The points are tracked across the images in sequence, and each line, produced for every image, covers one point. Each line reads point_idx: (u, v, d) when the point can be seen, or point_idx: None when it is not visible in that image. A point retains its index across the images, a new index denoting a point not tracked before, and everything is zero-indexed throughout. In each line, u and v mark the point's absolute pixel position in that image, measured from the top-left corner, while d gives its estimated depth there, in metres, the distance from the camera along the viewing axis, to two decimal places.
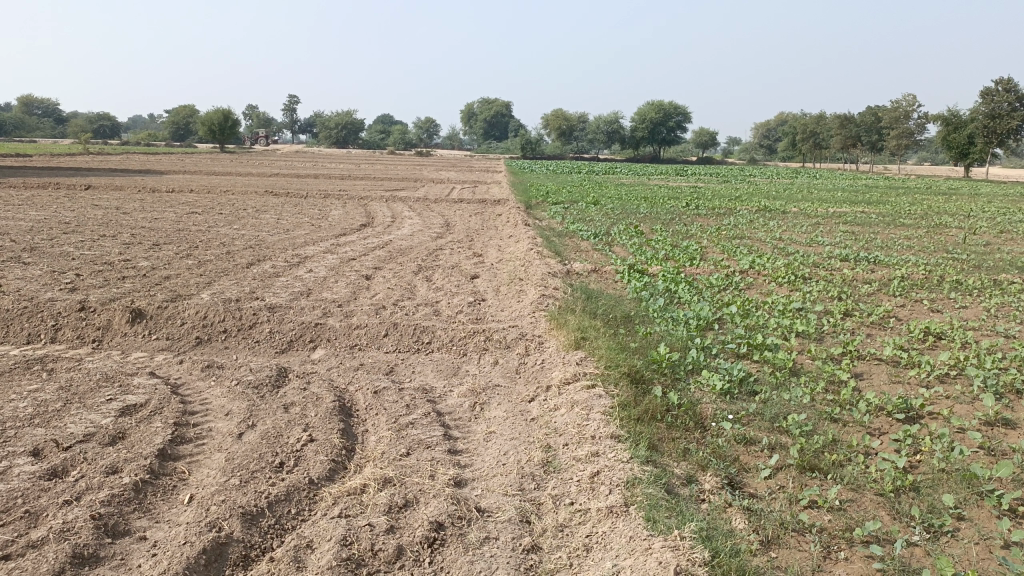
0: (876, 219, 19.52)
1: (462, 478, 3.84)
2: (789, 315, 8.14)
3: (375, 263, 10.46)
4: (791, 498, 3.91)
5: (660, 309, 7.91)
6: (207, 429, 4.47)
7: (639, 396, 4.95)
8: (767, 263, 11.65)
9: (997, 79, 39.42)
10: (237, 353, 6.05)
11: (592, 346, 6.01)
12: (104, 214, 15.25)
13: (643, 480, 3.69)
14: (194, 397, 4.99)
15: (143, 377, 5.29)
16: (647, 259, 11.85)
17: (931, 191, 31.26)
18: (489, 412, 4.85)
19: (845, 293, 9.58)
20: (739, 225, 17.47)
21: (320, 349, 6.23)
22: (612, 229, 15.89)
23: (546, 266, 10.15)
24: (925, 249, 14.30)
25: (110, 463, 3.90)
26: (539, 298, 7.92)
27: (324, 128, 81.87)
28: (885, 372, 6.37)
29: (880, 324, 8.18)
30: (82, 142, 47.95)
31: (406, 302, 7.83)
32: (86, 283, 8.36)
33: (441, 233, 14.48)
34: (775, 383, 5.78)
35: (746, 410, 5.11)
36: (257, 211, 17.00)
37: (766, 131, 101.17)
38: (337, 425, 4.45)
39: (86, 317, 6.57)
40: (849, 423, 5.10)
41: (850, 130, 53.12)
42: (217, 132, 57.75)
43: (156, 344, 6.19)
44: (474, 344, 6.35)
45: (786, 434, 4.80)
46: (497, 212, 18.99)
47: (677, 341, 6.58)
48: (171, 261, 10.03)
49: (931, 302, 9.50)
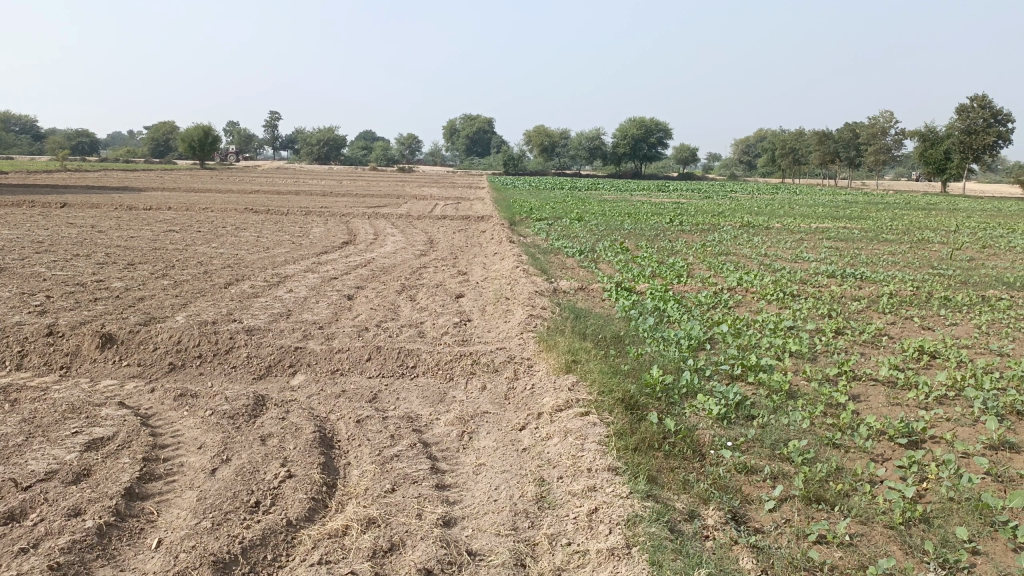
0: (859, 235, 19.55)
1: (451, 517, 3.60)
2: (782, 334, 7.98)
3: (357, 283, 10.21)
4: (799, 533, 3.71)
5: (650, 329, 7.72)
6: (178, 465, 4.21)
7: (635, 423, 4.74)
8: (755, 280, 11.52)
9: (972, 96, 39.92)
10: (213, 380, 5.78)
11: (583, 370, 5.80)
12: (78, 233, 14.87)
13: (644, 518, 3.48)
14: (166, 429, 4.72)
15: (112, 408, 5.00)
16: (634, 276, 11.69)
17: (911, 206, 31.47)
18: (478, 442, 4.63)
19: (835, 311, 9.44)
20: (723, 241, 17.39)
21: (300, 374, 5.98)
22: (597, 245, 15.74)
23: (532, 285, 9.95)
24: (910, 265, 14.27)
25: (72, 504, 3.62)
26: (526, 319, 7.71)
27: (305, 145, 81.52)
28: (883, 393, 6.21)
29: (873, 343, 8.04)
30: (59, 159, 47.30)
31: (390, 324, 7.59)
32: (56, 305, 8.03)
33: (424, 251, 14.26)
34: (773, 406, 5.59)
35: (744, 436, 4.91)
36: (236, 229, 16.68)
37: (746, 147, 101.98)
38: (318, 458, 4.20)
39: (54, 342, 6.27)
40: (851, 450, 4.92)
41: (829, 146, 53.59)
42: (197, 149, 57.26)
43: (127, 371, 5.90)
44: (461, 368, 6.12)
45: (789, 462, 4.61)
46: (480, 229, 18.80)
47: (669, 362, 6.39)
48: (146, 282, 9.72)
49: (922, 319, 9.39)
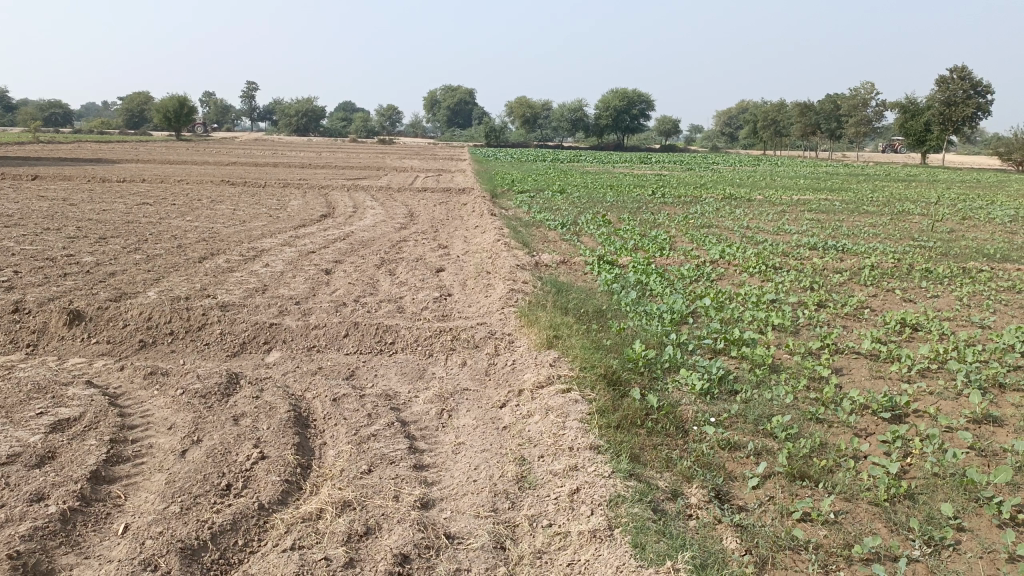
0: (840, 207, 19.53)
1: (429, 499, 3.51)
2: (764, 307, 7.94)
3: (335, 257, 10.03)
4: (783, 511, 3.66)
5: (633, 302, 7.63)
6: (147, 447, 4.07)
7: (617, 400, 4.66)
8: (737, 253, 11.44)
9: (951, 67, 39.92)
10: (185, 358, 5.63)
11: (564, 345, 5.70)
12: (49, 206, 14.49)
13: (628, 499, 3.40)
14: (135, 409, 4.57)
15: (79, 387, 4.83)
16: (616, 249, 11.57)
17: (891, 178, 31.57)
18: (458, 420, 4.53)
19: (817, 283, 9.40)
20: (705, 213, 17.32)
21: (276, 351, 5.84)
22: (579, 218, 15.57)
23: (514, 258, 9.80)
24: (891, 237, 14.28)
25: (34, 489, 3.47)
26: (508, 293, 7.59)
27: (284, 115, 80.28)
28: (866, 367, 6.18)
29: (855, 315, 8.01)
30: (31, 130, 46.20)
31: (368, 299, 7.44)
32: (23, 280, 7.79)
33: (404, 224, 14.06)
34: (756, 381, 5.53)
35: (727, 412, 4.85)
36: (212, 202, 16.35)
37: (728, 118, 101.55)
38: (292, 439, 4.08)
39: (20, 320, 6.07)
40: (834, 424, 4.89)
41: (810, 118, 53.56)
42: (173, 121, 56.23)
43: (96, 349, 5.73)
44: (440, 344, 6.00)
45: (772, 438, 4.56)
46: (462, 202, 18.56)
47: (652, 337, 6.31)
48: (118, 256, 9.47)
49: (904, 291, 9.37)
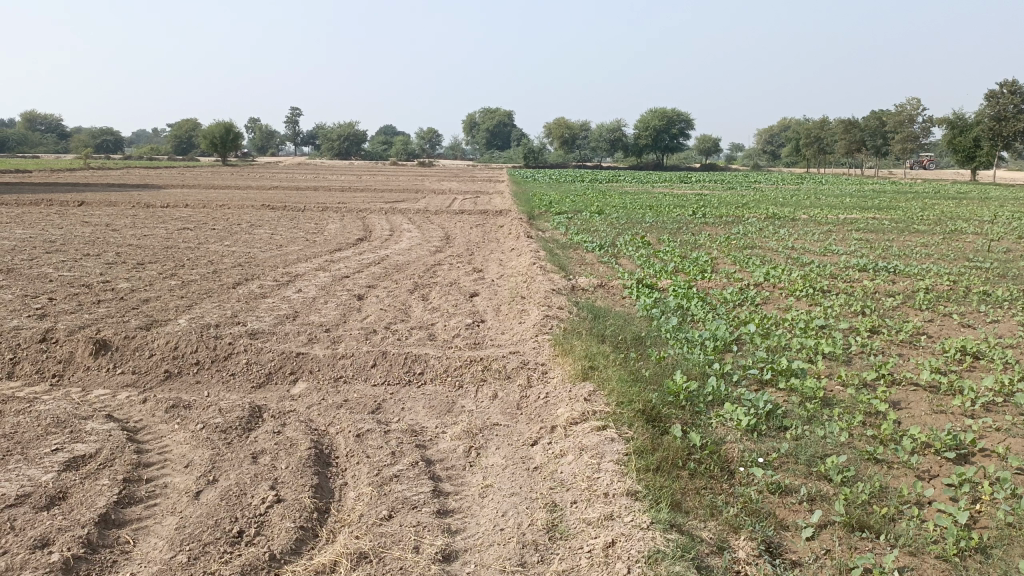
0: (889, 226, 18.89)
1: (451, 551, 3.25)
2: (813, 334, 7.54)
3: (369, 281, 9.89)
4: (841, 567, 3.32)
5: (673, 329, 7.31)
6: (161, 487, 3.89)
7: (657, 438, 4.35)
8: (783, 275, 11.03)
9: (1002, 81, 38.70)
10: (209, 389, 5.48)
11: (601, 377, 5.41)
12: (92, 231, 14.69)
13: (668, 554, 3.10)
14: (152, 445, 4.41)
15: (98, 422, 4.69)
16: (655, 272, 11.26)
17: (940, 195, 30.66)
18: (486, 459, 4.27)
19: (869, 308, 8.96)
20: (748, 234, 16.89)
21: (301, 382, 5.66)
22: (617, 240, 15.28)
23: (549, 282, 9.56)
24: (944, 257, 13.68)
25: (40, 534, 3.30)
26: (542, 320, 7.33)
27: (326, 140, 81.57)
28: (925, 400, 5.78)
29: (911, 342, 7.57)
30: (83, 157, 47.45)
31: (399, 326, 7.26)
32: (57, 308, 7.78)
33: (440, 247, 13.94)
34: (806, 416, 5.17)
35: (776, 451, 4.51)
36: (251, 226, 16.45)
37: (770, 136, 100.18)
38: (310, 480, 3.86)
39: (47, 349, 6.00)
40: (892, 465, 4.51)
41: (855, 135, 52.51)
42: (219, 146, 57.38)
43: (121, 380, 5.62)
44: (471, 375, 5.76)
45: (826, 481, 4.21)
46: (499, 224, 18.40)
47: (693, 367, 5.99)
48: (153, 282, 9.48)
49: (961, 316, 8.88)
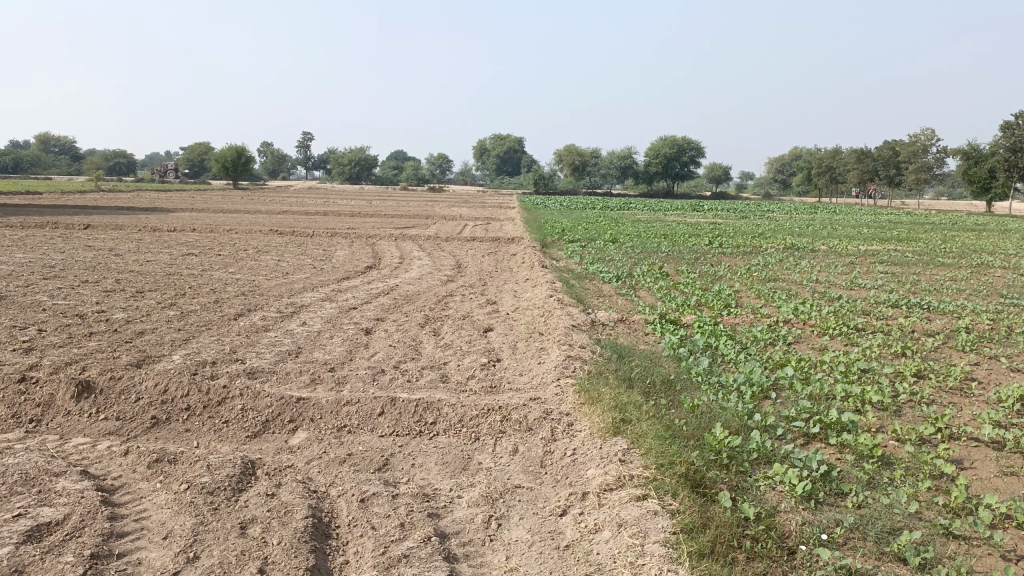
0: (913, 258, 18.29)
1: None
2: (855, 378, 6.96)
3: (377, 314, 9.40)
4: None
5: (705, 371, 6.73)
6: (133, 564, 3.35)
7: (704, 511, 3.79)
8: (813, 311, 10.46)
9: (1017, 113, 38.03)
10: (199, 440, 4.94)
11: (634, 433, 4.86)
12: (94, 256, 14.27)
13: None
14: (130, 509, 3.88)
15: (71, 480, 4.17)
16: (677, 306, 10.72)
17: (959, 226, 30.11)
18: (509, 534, 3.74)
19: (910, 348, 8.37)
20: (769, 265, 16.37)
21: (301, 432, 5.12)
22: (634, 270, 14.76)
23: (568, 318, 9.05)
24: (977, 293, 13.10)
25: None
26: (564, 361, 6.79)
27: (337, 165, 81.84)
28: (993, 460, 5.18)
29: (962, 389, 6.97)
30: (95, 181, 47.44)
31: (408, 365, 6.73)
32: (46, 341, 7.29)
33: (452, 276, 13.47)
34: (866, 479, 4.59)
35: (841, 524, 3.92)
36: (258, 252, 16.05)
37: (781, 165, 99.80)
38: (306, 560, 3.32)
39: (26, 391, 5.49)
40: (973, 542, 3.91)
41: (867, 164, 52.28)
42: (230, 169, 57.46)
43: (104, 427, 5.09)
44: (488, 427, 5.21)
45: (903, 565, 3.62)
46: (511, 253, 17.91)
47: (732, 418, 5.40)
48: (150, 312, 9.01)
49: (1008, 359, 8.28)
